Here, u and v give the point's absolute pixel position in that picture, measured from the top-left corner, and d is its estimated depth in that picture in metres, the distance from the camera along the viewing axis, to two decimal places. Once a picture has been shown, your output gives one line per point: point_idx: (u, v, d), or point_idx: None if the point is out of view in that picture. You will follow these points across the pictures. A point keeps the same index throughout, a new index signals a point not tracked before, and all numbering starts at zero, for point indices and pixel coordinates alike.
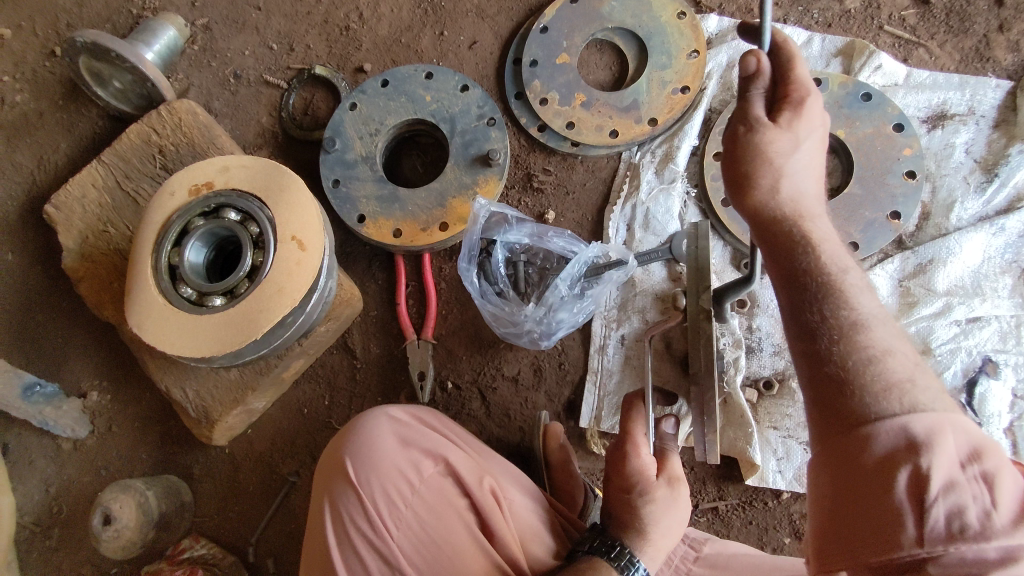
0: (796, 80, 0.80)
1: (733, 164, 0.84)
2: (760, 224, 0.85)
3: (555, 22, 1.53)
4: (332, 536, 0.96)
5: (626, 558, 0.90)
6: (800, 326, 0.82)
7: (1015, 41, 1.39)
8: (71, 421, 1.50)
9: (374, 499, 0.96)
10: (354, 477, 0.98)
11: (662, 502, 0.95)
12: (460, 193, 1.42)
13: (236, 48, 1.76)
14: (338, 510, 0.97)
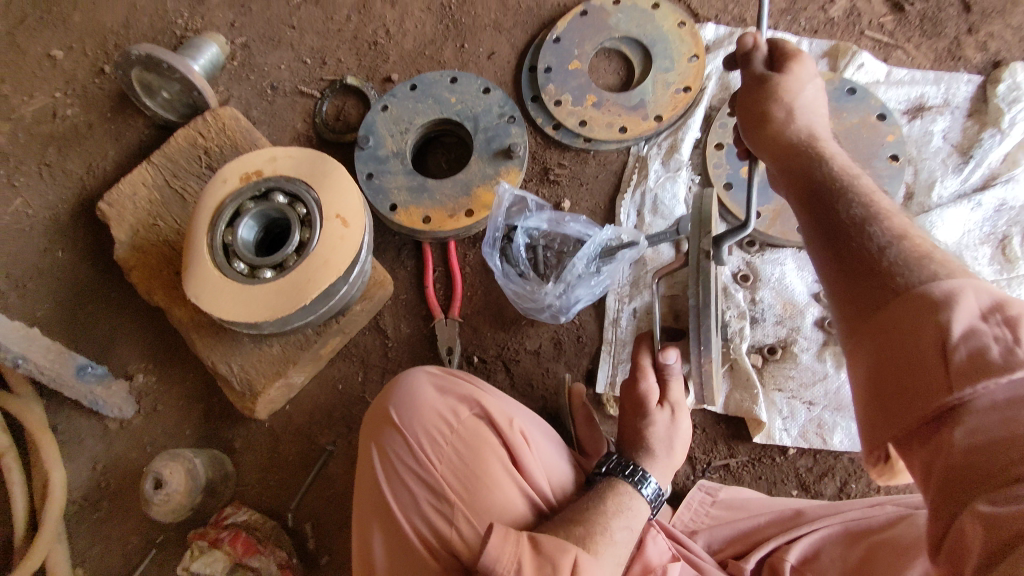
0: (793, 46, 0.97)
1: (749, 107, 0.98)
2: (780, 152, 0.95)
3: (566, 34, 1.68)
4: (382, 474, 1.07)
5: (639, 474, 1.08)
6: (825, 228, 0.85)
7: (983, 42, 1.54)
8: (120, 401, 1.63)
9: (419, 438, 1.07)
10: (400, 421, 1.09)
11: (665, 425, 1.12)
12: (484, 182, 1.56)
13: (272, 63, 1.90)
14: (387, 451, 1.08)
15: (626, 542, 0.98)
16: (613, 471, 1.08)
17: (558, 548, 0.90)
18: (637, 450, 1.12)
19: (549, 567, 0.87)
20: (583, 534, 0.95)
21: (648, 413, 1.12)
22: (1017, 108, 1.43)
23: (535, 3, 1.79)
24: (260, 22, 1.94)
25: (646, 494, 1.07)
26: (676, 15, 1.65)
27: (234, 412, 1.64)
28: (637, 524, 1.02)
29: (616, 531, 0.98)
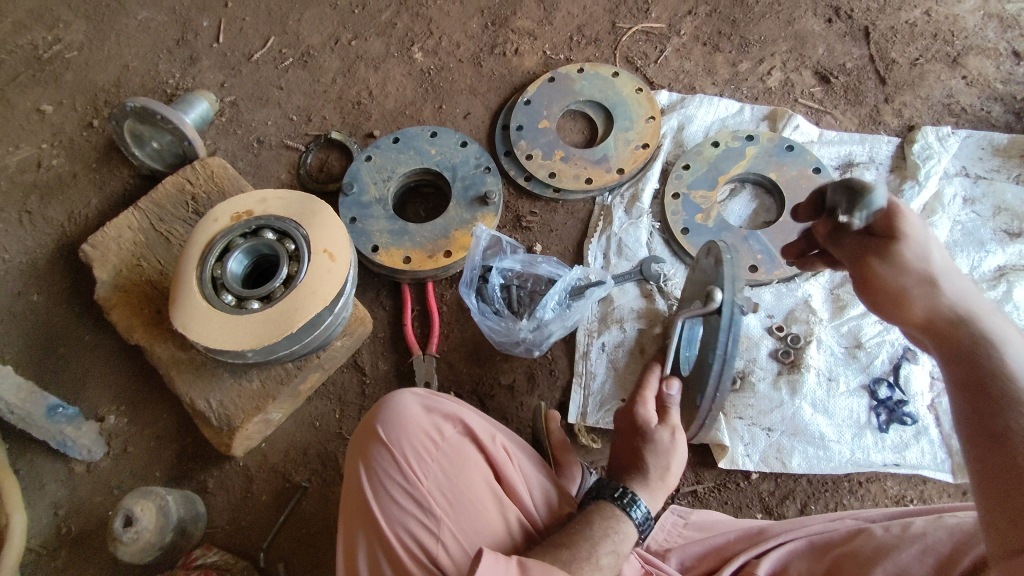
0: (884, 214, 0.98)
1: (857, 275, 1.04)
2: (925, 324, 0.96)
3: (536, 96, 1.86)
4: (369, 489, 1.08)
5: (628, 497, 1.06)
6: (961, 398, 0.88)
7: (899, 109, 1.77)
8: (89, 441, 1.60)
9: (404, 453, 1.09)
10: (385, 438, 1.11)
11: (662, 445, 1.11)
12: (461, 226, 1.69)
13: (260, 120, 2.02)
14: (373, 467, 1.10)
15: (611, 567, 0.97)
16: (605, 496, 1.07)
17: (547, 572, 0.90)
18: (634, 475, 1.10)
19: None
20: (569, 559, 0.95)
21: (647, 434, 1.12)
22: (930, 164, 1.63)
23: (507, 71, 1.97)
24: (249, 83, 2.07)
25: (636, 519, 1.05)
26: (634, 82, 1.85)
27: (208, 452, 1.62)
28: (624, 548, 1.01)
29: (602, 553, 0.97)
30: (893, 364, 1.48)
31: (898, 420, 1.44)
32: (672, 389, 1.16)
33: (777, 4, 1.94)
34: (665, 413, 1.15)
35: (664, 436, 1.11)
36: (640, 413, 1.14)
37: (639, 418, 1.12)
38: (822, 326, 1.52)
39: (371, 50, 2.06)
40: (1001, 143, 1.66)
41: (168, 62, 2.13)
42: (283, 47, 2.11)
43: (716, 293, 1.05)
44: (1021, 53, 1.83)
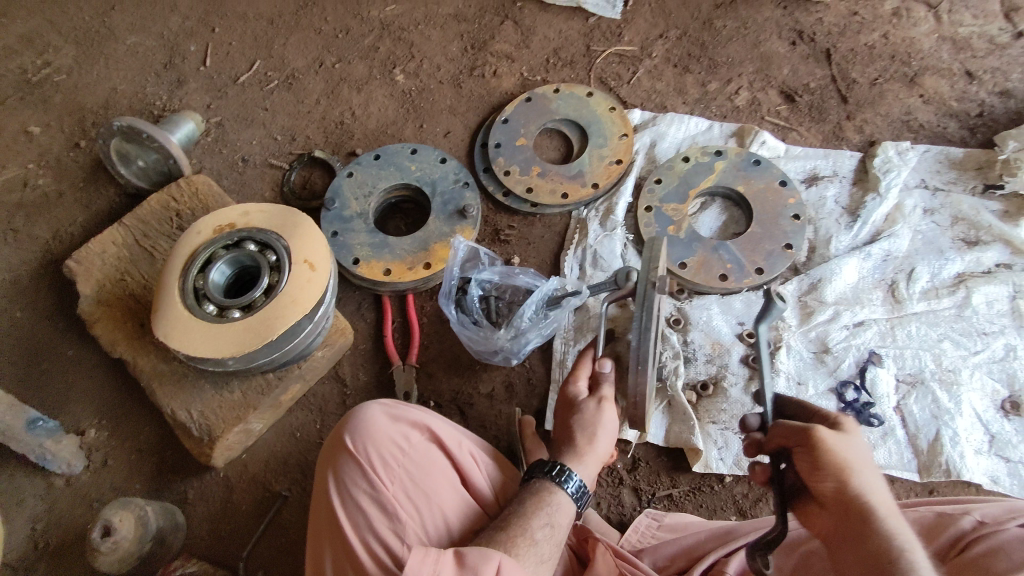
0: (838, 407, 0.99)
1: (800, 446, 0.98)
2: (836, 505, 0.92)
3: (514, 116, 1.92)
4: (337, 501, 1.09)
5: (557, 470, 1.11)
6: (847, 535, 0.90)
7: (860, 126, 1.85)
8: (69, 455, 1.60)
9: (374, 463, 1.10)
10: (354, 449, 1.12)
11: (588, 416, 1.15)
12: (440, 239, 1.74)
13: (245, 139, 2.06)
14: (342, 478, 1.11)
15: (547, 540, 1.03)
16: (537, 471, 1.12)
17: (482, 558, 0.93)
18: (564, 447, 1.15)
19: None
20: (504, 540, 1.01)
21: (574, 407, 1.17)
22: (890, 176, 1.71)
23: (486, 91, 2.04)
24: (235, 105, 2.12)
25: (569, 492, 1.10)
26: (607, 101, 1.92)
27: (188, 465, 1.62)
28: (559, 520, 1.06)
29: (536, 531, 1.03)
30: (859, 368, 1.50)
31: (865, 422, 1.46)
32: (607, 365, 1.19)
33: (744, 28, 2.03)
34: (598, 388, 1.19)
35: (588, 406, 1.16)
36: (572, 388, 1.20)
37: (568, 391, 1.19)
38: (791, 333, 1.55)
39: (355, 73, 2.13)
40: (956, 157, 1.74)
41: (156, 84, 2.18)
42: (269, 70, 2.17)
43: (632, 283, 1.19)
44: (973, 73, 1.92)
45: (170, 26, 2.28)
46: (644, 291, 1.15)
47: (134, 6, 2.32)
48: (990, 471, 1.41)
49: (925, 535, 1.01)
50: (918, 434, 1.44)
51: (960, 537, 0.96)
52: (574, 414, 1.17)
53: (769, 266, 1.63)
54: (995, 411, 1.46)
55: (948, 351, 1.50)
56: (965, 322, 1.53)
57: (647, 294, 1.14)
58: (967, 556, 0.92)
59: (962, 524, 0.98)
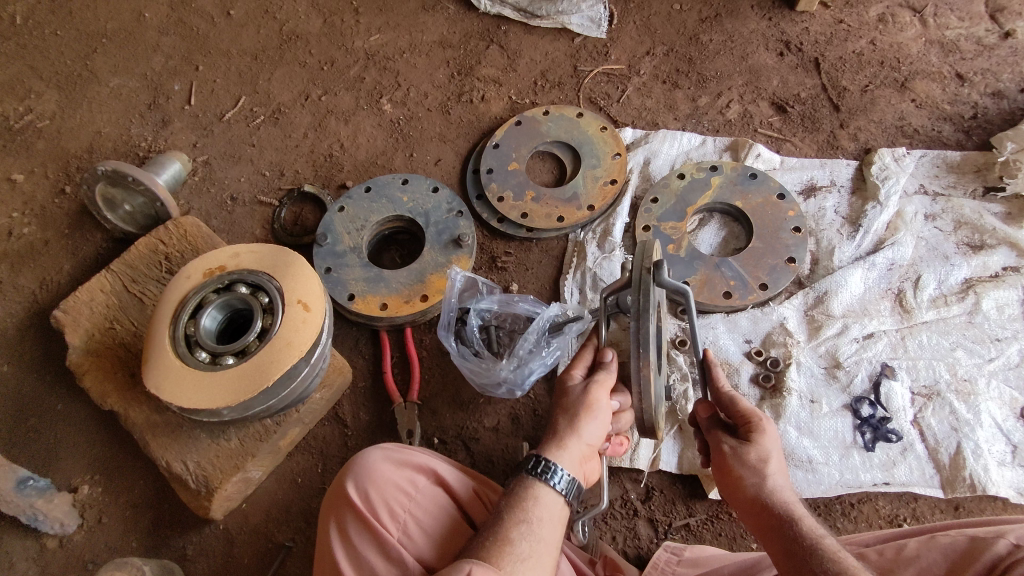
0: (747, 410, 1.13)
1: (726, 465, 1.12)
2: (753, 515, 1.07)
3: (504, 140, 1.90)
4: (342, 553, 1.04)
5: (536, 458, 1.08)
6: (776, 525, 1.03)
7: (854, 133, 1.84)
8: (62, 514, 1.54)
9: (379, 511, 1.05)
10: (357, 497, 1.07)
11: (573, 401, 1.13)
12: (436, 270, 1.70)
13: (232, 177, 2.03)
14: (345, 527, 1.06)
15: (524, 538, 0.99)
16: (520, 467, 1.09)
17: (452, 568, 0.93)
18: (551, 432, 1.13)
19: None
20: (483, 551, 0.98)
21: (565, 391, 1.16)
22: (888, 184, 1.68)
23: (475, 117, 2.02)
24: (222, 142, 2.10)
25: (553, 485, 1.06)
26: (598, 121, 1.90)
27: (187, 518, 1.56)
28: (535, 516, 1.03)
29: (515, 536, 0.99)
30: (872, 381, 1.47)
31: (883, 438, 1.42)
32: (607, 355, 1.20)
33: (731, 41, 2.02)
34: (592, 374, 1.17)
35: (577, 389, 1.14)
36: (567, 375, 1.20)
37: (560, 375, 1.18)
38: (800, 348, 1.51)
39: (341, 104, 2.11)
40: (954, 160, 1.72)
41: (141, 126, 2.16)
42: (255, 106, 2.15)
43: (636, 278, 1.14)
44: (964, 76, 1.91)
45: (153, 66, 2.26)
46: (637, 279, 1.10)
47: (117, 47, 2.30)
48: (1015, 482, 1.36)
49: (961, 560, 0.96)
50: (938, 447, 1.40)
51: (997, 561, 0.91)
52: (562, 399, 1.15)
53: (772, 281, 1.60)
54: (1015, 420, 1.42)
55: (962, 359, 1.47)
56: (976, 329, 1.49)
57: (642, 281, 1.09)
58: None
59: (997, 548, 0.92)
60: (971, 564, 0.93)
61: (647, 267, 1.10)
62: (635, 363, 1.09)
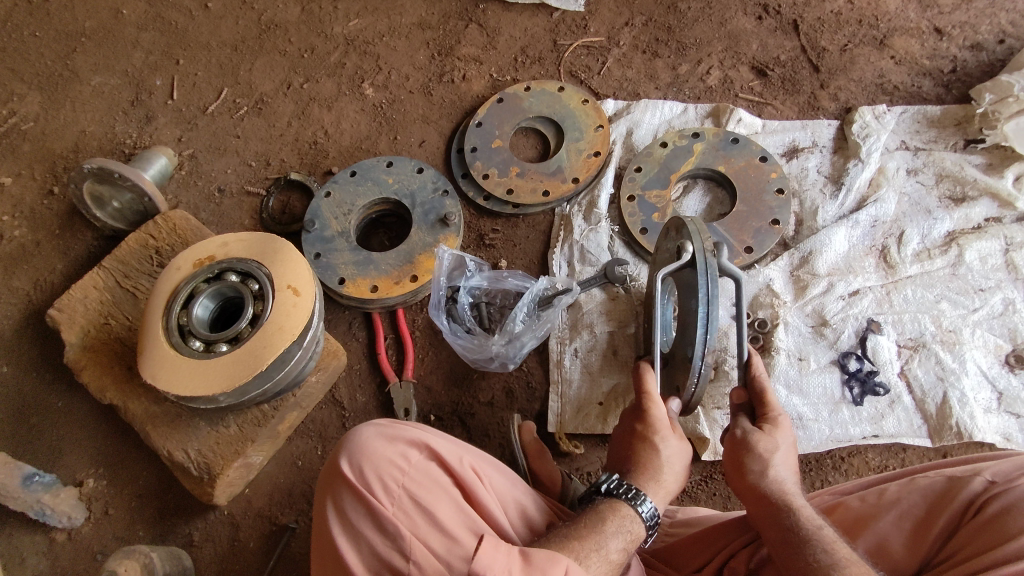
0: (771, 405, 1.15)
1: (735, 449, 1.13)
2: (751, 497, 1.07)
3: (487, 118, 1.90)
4: (339, 532, 1.00)
5: (638, 496, 1.08)
6: (770, 509, 1.03)
7: (835, 94, 1.84)
8: (68, 507, 1.57)
9: (373, 487, 1.01)
10: (351, 475, 1.03)
11: (673, 450, 1.14)
12: (424, 250, 1.71)
13: (219, 169, 2.04)
14: (341, 505, 1.03)
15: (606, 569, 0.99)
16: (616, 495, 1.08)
17: (549, 561, 0.90)
18: (636, 471, 1.13)
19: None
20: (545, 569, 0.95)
21: (663, 438, 1.14)
22: (870, 141, 1.69)
23: (457, 97, 2.03)
24: (206, 135, 2.10)
25: (645, 517, 1.07)
26: (579, 94, 1.90)
27: (190, 506, 1.59)
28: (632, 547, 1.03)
29: (612, 547, 1.00)
30: (859, 337, 1.48)
31: (871, 392, 1.44)
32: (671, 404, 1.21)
33: (709, 8, 2.01)
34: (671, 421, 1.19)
35: (675, 441, 1.14)
36: (657, 413, 1.15)
37: (662, 416, 1.14)
38: (787, 308, 1.52)
39: (323, 91, 2.11)
40: (934, 115, 1.73)
41: (125, 123, 2.16)
42: (237, 97, 2.15)
43: (687, 250, 1.16)
44: (942, 30, 1.91)
45: (134, 63, 2.25)
46: (704, 261, 1.14)
47: (96, 46, 2.29)
48: (1001, 428, 1.39)
49: (939, 500, 0.99)
50: (925, 398, 1.42)
51: (973, 498, 0.95)
52: (654, 446, 1.13)
53: (757, 244, 1.60)
54: (1000, 367, 1.44)
55: (947, 311, 1.48)
56: (960, 280, 1.51)
57: (708, 264, 1.14)
58: (985, 516, 0.92)
59: (974, 485, 0.96)
60: (950, 504, 0.97)
61: (710, 249, 1.16)
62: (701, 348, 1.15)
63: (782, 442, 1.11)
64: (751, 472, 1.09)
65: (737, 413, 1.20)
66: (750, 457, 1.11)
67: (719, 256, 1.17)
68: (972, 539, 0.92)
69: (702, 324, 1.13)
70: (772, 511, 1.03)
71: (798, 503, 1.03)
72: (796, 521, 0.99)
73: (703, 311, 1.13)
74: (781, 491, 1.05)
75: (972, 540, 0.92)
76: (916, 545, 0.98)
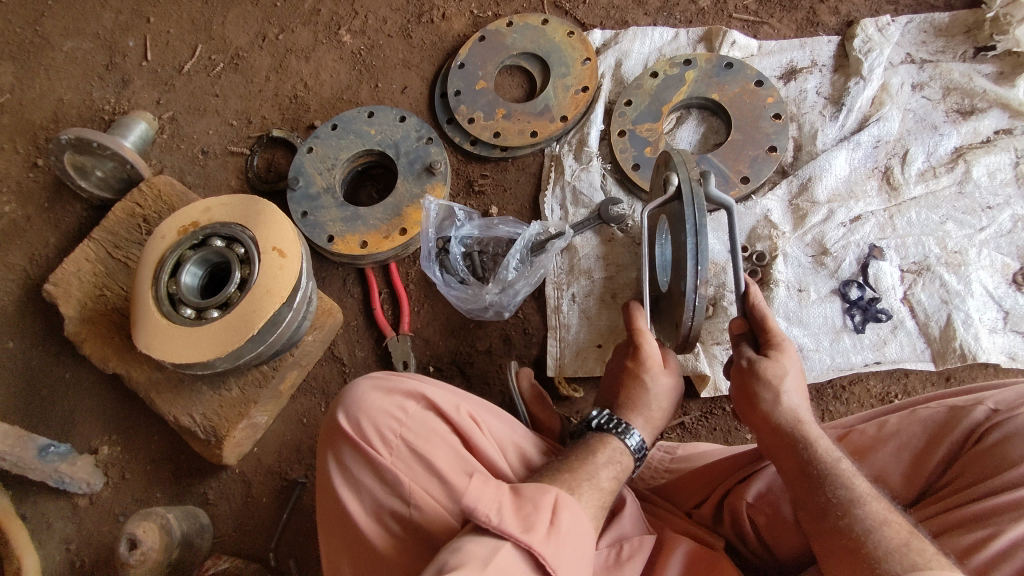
0: (773, 330, 1.11)
1: (743, 380, 1.10)
2: (764, 427, 1.05)
3: (469, 58, 1.82)
4: (341, 484, 1.01)
5: (623, 427, 1.10)
6: (786, 443, 1.00)
7: (835, 7, 1.73)
8: (87, 474, 1.61)
9: (370, 439, 1.01)
10: (349, 428, 1.03)
11: (663, 385, 1.15)
12: (412, 201, 1.67)
13: (201, 130, 1.98)
14: (341, 458, 1.03)
15: None
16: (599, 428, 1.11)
17: (537, 491, 0.87)
18: (625, 407, 1.14)
19: (531, 507, 0.84)
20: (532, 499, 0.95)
21: (653, 375, 1.14)
22: (872, 56, 1.59)
23: (438, 37, 1.94)
24: (185, 96, 2.03)
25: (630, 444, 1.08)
26: (565, 26, 1.80)
27: (203, 466, 1.63)
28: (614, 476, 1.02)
29: (614, 480, 1.00)
30: (861, 265, 1.44)
31: (873, 319, 1.41)
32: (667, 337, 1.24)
33: None
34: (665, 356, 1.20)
35: (665, 375, 1.16)
36: (647, 350, 1.15)
37: (652, 353, 1.13)
38: (786, 239, 1.48)
39: (300, 41, 2.03)
40: (941, 23, 1.62)
41: (102, 88, 2.10)
42: (212, 54, 2.07)
43: (672, 178, 1.11)
44: None
45: (104, 24, 2.17)
46: (689, 190, 1.07)
47: (64, 8, 2.20)
48: (1007, 347, 1.36)
49: (940, 431, 0.97)
50: (928, 322, 1.39)
51: (973, 428, 0.93)
52: (642, 382, 1.14)
53: (754, 173, 1.54)
54: (1007, 286, 1.40)
55: (952, 232, 1.43)
56: (967, 199, 1.45)
57: (693, 192, 1.06)
58: (984, 446, 0.90)
59: (976, 414, 0.94)
60: (948, 435, 0.95)
61: (696, 177, 1.08)
62: (693, 280, 1.08)
63: (791, 367, 1.07)
64: (762, 402, 1.06)
65: (740, 341, 1.16)
66: (760, 388, 1.07)
67: (706, 184, 1.10)
68: (968, 467, 0.91)
69: (692, 254, 1.05)
70: (787, 444, 1.00)
71: (812, 431, 1.00)
72: (813, 452, 0.96)
73: (692, 241, 1.05)
74: (795, 422, 1.02)
75: (969, 469, 0.90)
76: (913, 478, 0.98)
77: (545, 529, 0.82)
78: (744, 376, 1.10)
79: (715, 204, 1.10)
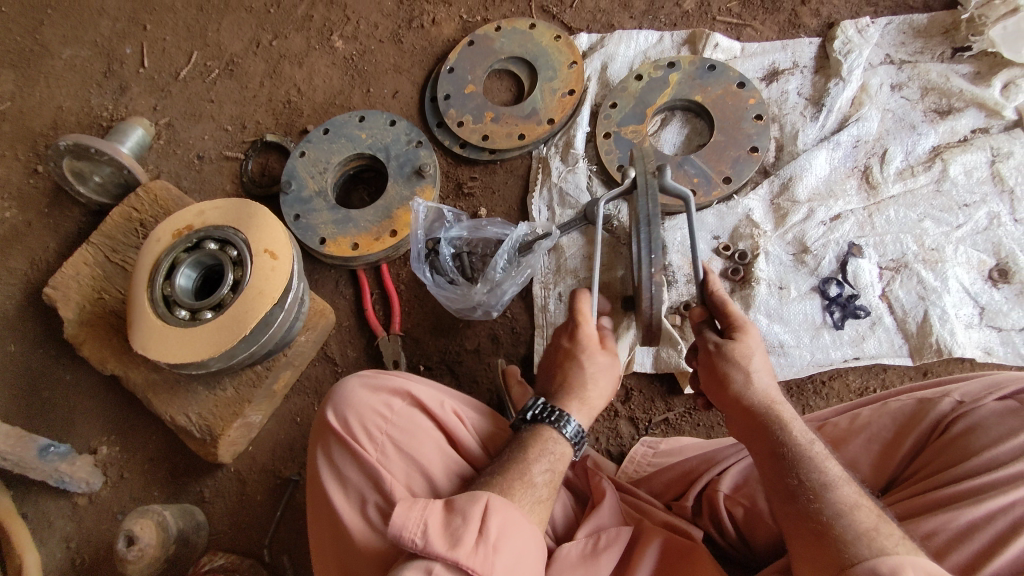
0: (734, 314, 1.11)
1: (710, 367, 1.10)
2: (739, 412, 1.06)
3: (458, 63, 1.85)
4: (329, 478, 1.04)
5: (559, 416, 1.09)
6: (761, 427, 1.03)
7: (816, 9, 1.76)
8: (86, 473, 1.65)
9: (357, 435, 1.05)
10: (337, 424, 1.07)
11: (600, 367, 1.14)
12: (402, 203, 1.71)
13: (196, 136, 2.02)
14: (330, 454, 1.07)
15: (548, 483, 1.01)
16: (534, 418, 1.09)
17: (469, 501, 0.91)
18: (563, 390, 1.12)
19: (459, 520, 0.89)
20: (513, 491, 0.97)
21: (589, 357, 1.13)
22: (852, 58, 1.62)
23: (428, 42, 1.97)
24: (181, 102, 2.07)
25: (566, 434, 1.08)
26: (551, 30, 1.83)
27: (200, 465, 1.67)
28: None
29: None
30: (840, 262, 1.47)
31: (852, 315, 1.44)
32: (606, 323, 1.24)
33: None
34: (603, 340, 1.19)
35: (603, 358, 1.15)
36: (584, 332, 1.15)
37: (587, 334, 1.14)
38: (767, 238, 1.51)
39: (293, 47, 2.06)
40: (920, 25, 1.65)
41: (100, 95, 2.13)
42: (207, 60, 2.11)
43: (629, 171, 1.14)
44: None
45: (102, 32, 2.21)
46: (644, 181, 1.10)
47: (63, 17, 2.24)
48: (983, 342, 1.39)
49: (909, 421, 1.00)
50: (906, 318, 1.42)
51: (939, 419, 0.97)
52: (578, 362, 1.13)
53: (736, 173, 1.57)
54: (983, 282, 1.43)
55: (930, 229, 1.46)
56: (944, 197, 1.48)
57: (648, 183, 1.09)
58: (950, 436, 0.93)
59: (942, 406, 0.98)
60: (916, 425, 0.98)
61: (652, 171, 1.12)
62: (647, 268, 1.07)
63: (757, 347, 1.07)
64: (733, 385, 1.06)
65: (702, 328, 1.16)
66: (728, 373, 1.07)
67: (662, 176, 1.13)
68: (935, 457, 0.94)
69: (644, 241, 1.05)
70: (761, 428, 1.03)
71: (785, 415, 1.03)
72: (786, 434, 0.99)
73: (643, 228, 1.06)
74: (768, 405, 1.04)
75: (936, 458, 0.94)
76: (883, 467, 1.00)
77: (472, 542, 0.86)
78: (711, 362, 1.10)
79: (673, 194, 1.12)
